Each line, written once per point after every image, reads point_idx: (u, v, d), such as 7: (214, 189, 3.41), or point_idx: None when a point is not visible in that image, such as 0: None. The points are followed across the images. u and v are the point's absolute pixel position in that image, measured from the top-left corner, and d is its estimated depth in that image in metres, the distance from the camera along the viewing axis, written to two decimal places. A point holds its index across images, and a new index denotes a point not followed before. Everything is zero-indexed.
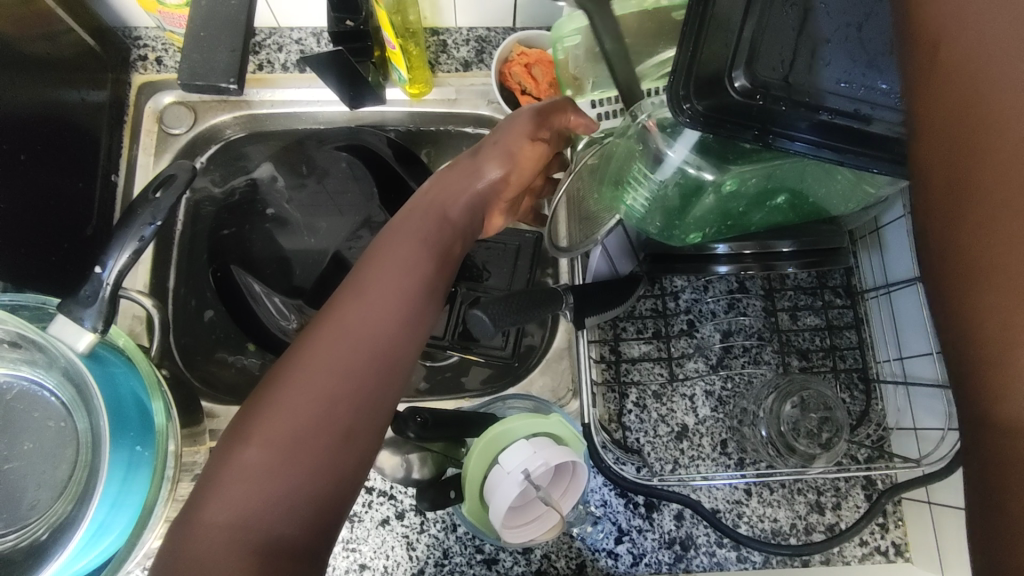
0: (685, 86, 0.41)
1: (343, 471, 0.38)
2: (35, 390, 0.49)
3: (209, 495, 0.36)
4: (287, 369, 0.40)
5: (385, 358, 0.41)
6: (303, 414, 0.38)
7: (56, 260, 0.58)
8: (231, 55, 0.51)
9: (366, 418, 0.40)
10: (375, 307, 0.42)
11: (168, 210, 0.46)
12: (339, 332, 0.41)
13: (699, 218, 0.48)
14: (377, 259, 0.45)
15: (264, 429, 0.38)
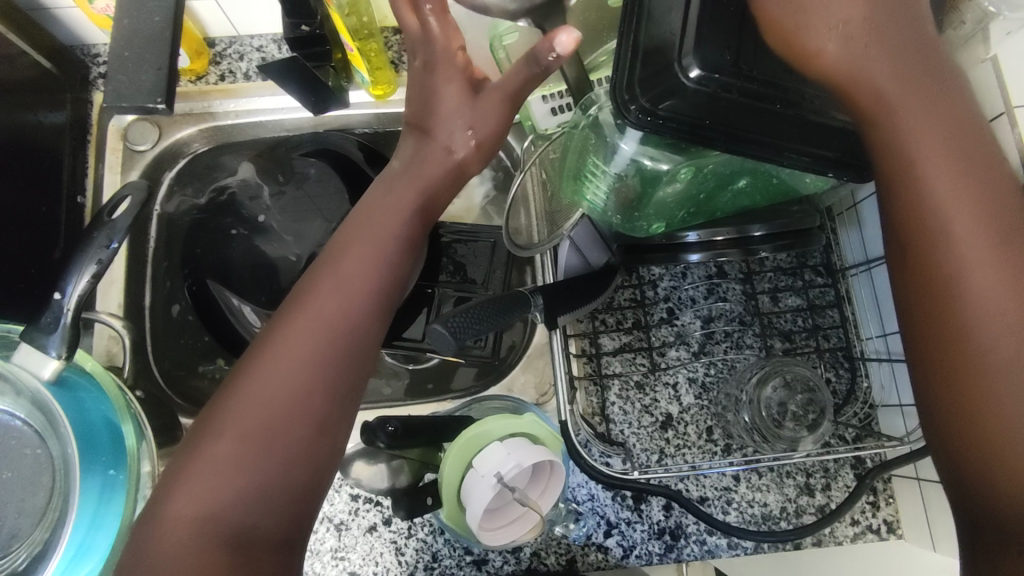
0: (630, 84, 0.38)
1: (315, 465, 0.39)
2: (6, 419, 0.49)
3: (176, 491, 0.37)
4: (247, 369, 0.40)
5: (344, 354, 0.41)
6: (270, 406, 0.39)
7: (24, 286, 0.58)
8: (158, 73, 0.50)
9: (340, 407, 0.41)
10: (344, 305, 0.42)
11: (125, 231, 0.46)
12: (298, 333, 0.41)
13: (660, 206, 0.47)
14: (347, 250, 0.44)
15: (228, 432, 0.38)
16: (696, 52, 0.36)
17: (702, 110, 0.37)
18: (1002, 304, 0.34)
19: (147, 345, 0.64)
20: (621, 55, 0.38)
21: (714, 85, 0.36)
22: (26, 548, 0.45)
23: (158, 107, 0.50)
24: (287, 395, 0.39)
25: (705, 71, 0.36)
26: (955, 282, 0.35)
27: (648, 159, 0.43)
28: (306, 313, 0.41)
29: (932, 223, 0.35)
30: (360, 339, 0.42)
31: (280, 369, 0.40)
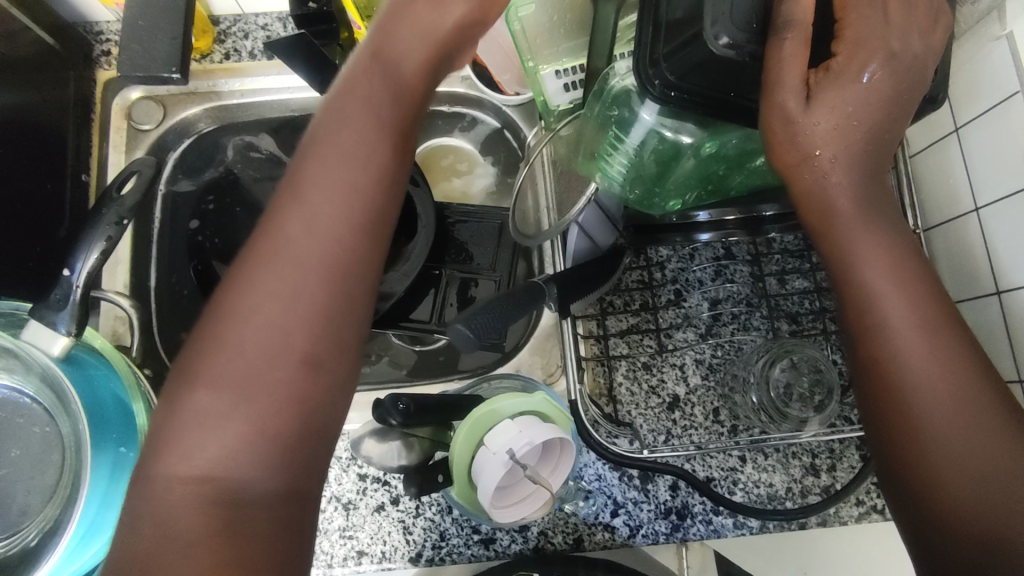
0: (654, 59, 0.37)
1: (308, 405, 0.38)
2: (15, 397, 0.49)
3: (190, 414, 0.36)
4: (271, 251, 0.39)
5: (360, 240, 0.40)
6: (253, 341, 0.37)
7: (33, 264, 0.57)
8: (172, 44, 0.52)
9: (326, 338, 0.38)
10: (320, 216, 0.39)
11: (133, 208, 0.45)
12: (326, 204, 0.39)
13: (679, 182, 0.47)
14: (318, 152, 0.41)
15: (235, 352, 0.37)
16: (723, 20, 0.35)
17: (724, 81, 0.37)
18: (909, 325, 0.39)
19: (153, 326, 0.64)
20: (643, 30, 0.38)
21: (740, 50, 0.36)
22: (37, 525, 0.46)
23: (171, 77, 0.52)
24: (270, 326, 0.38)
25: (733, 41, 0.36)
26: (871, 297, 0.39)
27: (671, 131, 0.42)
28: (333, 178, 0.40)
29: (837, 239, 0.40)
30: (345, 260, 0.39)
31: (291, 270, 0.38)
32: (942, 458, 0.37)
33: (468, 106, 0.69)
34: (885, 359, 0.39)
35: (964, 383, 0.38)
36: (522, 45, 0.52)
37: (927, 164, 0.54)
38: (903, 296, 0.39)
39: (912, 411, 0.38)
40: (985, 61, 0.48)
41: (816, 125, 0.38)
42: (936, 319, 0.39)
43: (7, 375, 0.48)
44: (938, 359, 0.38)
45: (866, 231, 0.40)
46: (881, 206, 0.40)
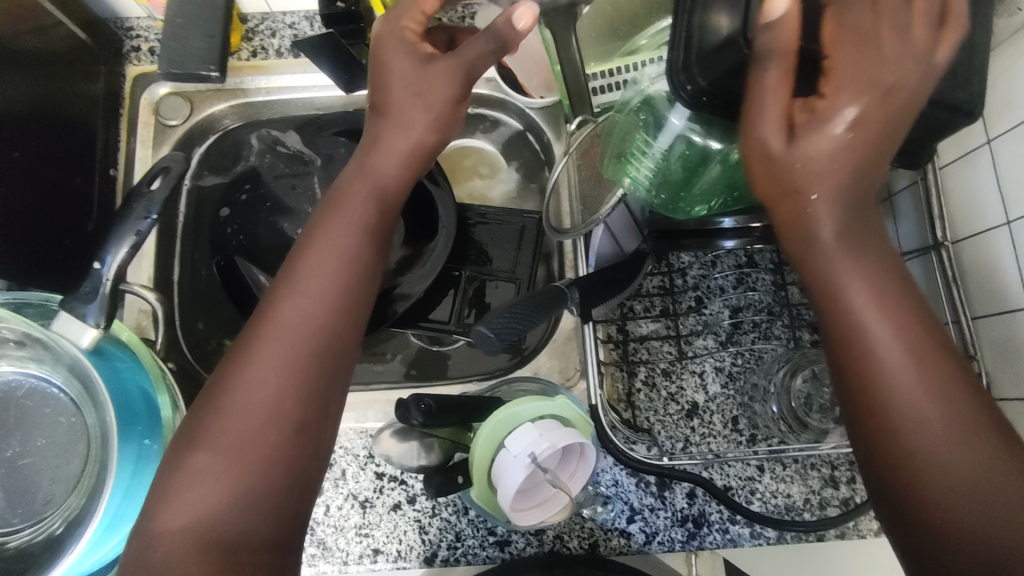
0: (686, 61, 0.37)
1: (298, 464, 0.39)
2: (43, 387, 0.50)
3: (186, 468, 0.38)
4: (267, 330, 0.41)
5: (343, 322, 0.42)
6: (248, 407, 0.39)
7: (62, 258, 0.56)
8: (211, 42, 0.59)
9: (317, 406, 0.40)
10: (314, 300, 0.42)
11: (162, 203, 0.46)
12: (304, 293, 0.42)
13: (706, 188, 0.46)
14: (308, 245, 0.43)
15: (230, 418, 0.39)
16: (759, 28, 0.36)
17: None
18: (897, 349, 0.36)
19: (176, 318, 0.64)
20: (677, 33, 0.37)
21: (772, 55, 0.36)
22: (61, 514, 0.47)
23: (209, 73, 0.60)
24: (264, 393, 0.39)
25: None
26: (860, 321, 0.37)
27: (701, 134, 0.42)
28: (309, 272, 0.43)
29: (820, 262, 0.37)
30: (333, 340, 0.42)
31: (282, 347, 0.40)
32: (942, 483, 0.35)
33: (491, 108, 0.69)
34: (874, 383, 0.36)
35: (960, 402, 0.36)
36: (551, 49, 0.51)
37: (956, 176, 0.54)
38: (888, 315, 0.37)
39: (913, 436, 0.36)
40: (1020, 72, 0.47)
41: (812, 146, 0.35)
42: (920, 337, 0.37)
43: (37, 365, 0.49)
44: (926, 382, 0.36)
45: (852, 239, 0.37)
46: (870, 226, 0.38)
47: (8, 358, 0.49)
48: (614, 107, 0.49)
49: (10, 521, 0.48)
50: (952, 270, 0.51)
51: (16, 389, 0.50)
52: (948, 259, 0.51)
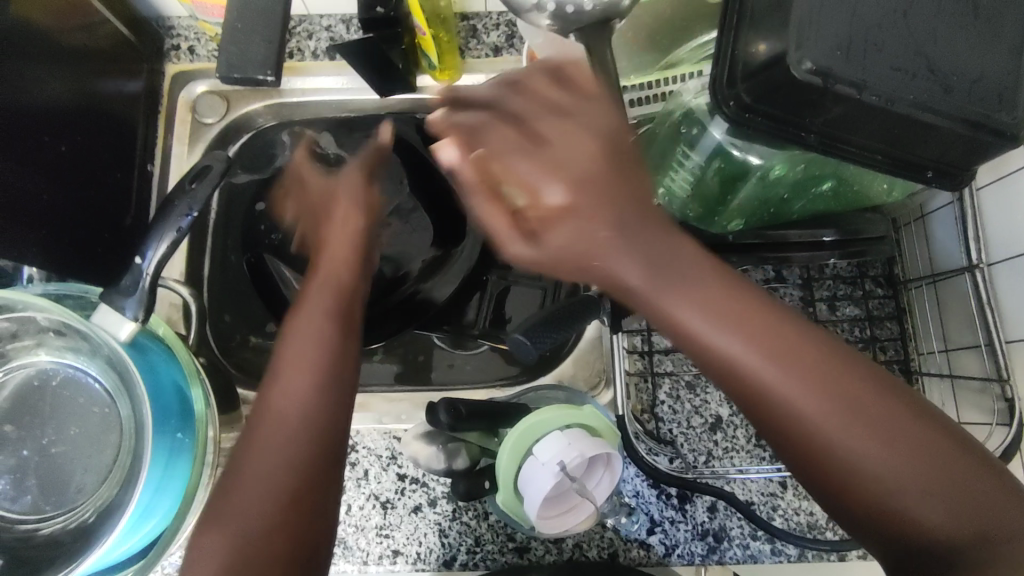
0: (731, 78, 0.37)
1: (300, 540, 0.36)
2: (79, 376, 0.51)
3: (195, 556, 0.35)
4: (257, 411, 0.39)
5: (330, 398, 0.39)
6: (246, 484, 0.36)
7: (101, 251, 0.57)
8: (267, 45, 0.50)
9: (314, 483, 0.37)
10: (296, 372, 0.39)
11: (203, 201, 0.47)
12: (294, 358, 0.40)
13: (743, 204, 0.46)
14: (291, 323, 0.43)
15: (233, 499, 0.36)
16: (810, 44, 0.33)
17: (795, 107, 0.35)
18: (765, 361, 0.34)
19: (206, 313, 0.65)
20: (722, 47, 0.37)
21: (828, 79, 0.33)
22: (93, 503, 0.48)
23: (266, 79, 0.51)
24: (260, 470, 0.37)
25: (819, 66, 0.33)
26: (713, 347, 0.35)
27: (739, 148, 0.42)
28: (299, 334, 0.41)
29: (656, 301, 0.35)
30: (322, 417, 0.38)
31: (270, 426, 0.38)
32: (890, 485, 0.32)
33: None
34: (781, 418, 0.34)
35: (887, 408, 0.34)
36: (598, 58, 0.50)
37: (993, 199, 0.53)
38: (767, 346, 0.34)
39: (859, 460, 0.33)
40: None
41: (549, 241, 0.37)
42: (778, 335, 0.35)
43: (73, 355, 0.50)
44: (820, 386, 0.33)
45: (697, 275, 0.36)
46: (649, 243, 0.36)
47: (47, 348, 0.50)
48: (658, 117, 0.48)
49: (42, 509, 0.49)
50: (986, 292, 0.51)
51: (51, 378, 0.51)
52: (983, 281, 0.51)
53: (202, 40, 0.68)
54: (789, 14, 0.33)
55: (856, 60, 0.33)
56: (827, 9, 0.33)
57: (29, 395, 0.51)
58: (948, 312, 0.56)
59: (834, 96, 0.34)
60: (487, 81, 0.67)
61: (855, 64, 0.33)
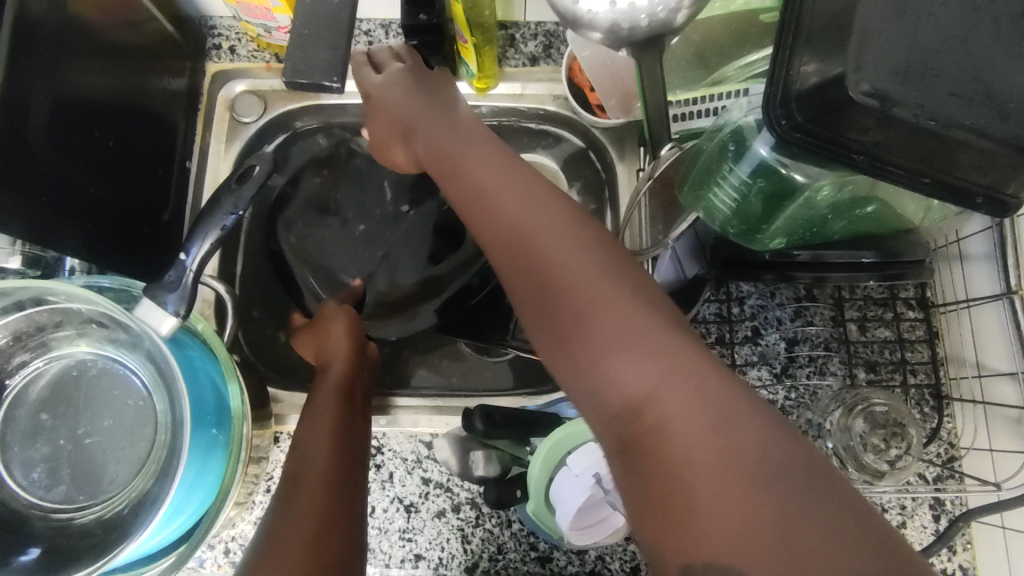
0: (785, 97, 0.36)
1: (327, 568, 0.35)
2: (116, 368, 0.51)
3: None
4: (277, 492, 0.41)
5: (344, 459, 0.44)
6: (275, 533, 0.37)
7: (141, 246, 0.57)
8: (333, 52, 0.43)
9: (336, 524, 0.38)
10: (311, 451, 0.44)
11: (249, 201, 0.47)
12: (316, 413, 0.48)
13: (784, 224, 0.46)
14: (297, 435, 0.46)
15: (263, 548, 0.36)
16: (869, 68, 0.33)
17: (845, 127, 0.35)
18: (639, 373, 0.32)
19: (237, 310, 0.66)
20: (776, 66, 0.36)
21: (885, 103, 0.33)
22: (127, 494, 0.48)
23: (334, 87, 0.43)
24: (284, 521, 0.37)
25: (877, 89, 0.33)
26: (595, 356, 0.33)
27: (786, 167, 0.42)
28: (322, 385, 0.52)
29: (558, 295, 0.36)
30: (333, 479, 0.42)
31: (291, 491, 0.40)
32: (708, 523, 0.27)
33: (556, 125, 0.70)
34: (658, 434, 0.30)
35: (789, 448, 0.29)
36: None
37: None
38: (658, 357, 0.32)
39: (739, 477, 0.27)
40: None
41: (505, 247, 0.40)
42: (656, 346, 0.32)
43: (113, 347, 0.50)
44: (687, 403, 0.30)
45: (607, 291, 0.35)
46: (543, 246, 0.38)
47: (87, 339, 0.51)
48: (703, 134, 0.48)
49: (73, 499, 0.49)
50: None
51: (90, 368, 0.51)
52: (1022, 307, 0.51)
53: (243, 40, 0.69)
54: (850, 37, 0.33)
55: (915, 85, 0.33)
56: (886, 33, 0.33)
57: (64, 384, 0.51)
58: (982, 337, 0.56)
59: (891, 119, 0.33)
60: (523, 91, 0.68)
61: (913, 87, 0.33)
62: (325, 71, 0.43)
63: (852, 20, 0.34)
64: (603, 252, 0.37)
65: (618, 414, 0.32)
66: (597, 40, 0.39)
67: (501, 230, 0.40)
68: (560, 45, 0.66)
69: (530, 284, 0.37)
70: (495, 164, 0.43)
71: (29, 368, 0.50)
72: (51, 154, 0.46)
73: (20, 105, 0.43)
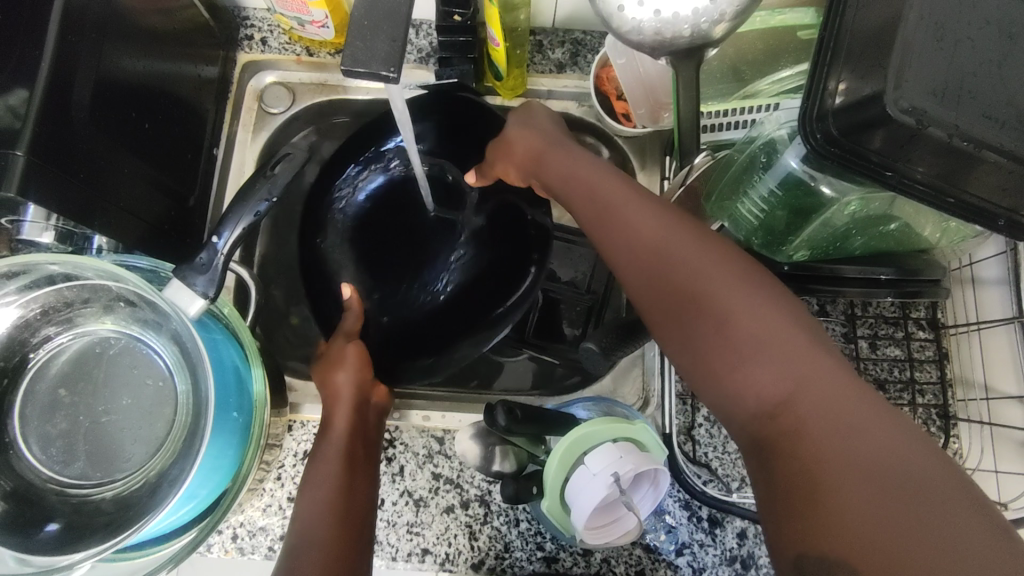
0: (821, 112, 0.38)
1: None
2: (138, 347, 0.51)
3: None
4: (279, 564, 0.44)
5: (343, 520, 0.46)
6: None
7: (168, 228, 0.58)
8: (392, 44, 0.37)
9: None
10: (309, 521, 0.46)
11: (282, 188, 0.48)
12: (316, 477, 0.49)
13: (809, 239, 0.47)
14: (304, 493, 0.48)
15: None
16: (908, 87, 0.34)
17: (876, 146, 0.36)
18: (785, 370, 0.37)
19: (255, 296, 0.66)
20: (814, 83, 0.38)
21: (920, 120, 0.34)
22: (144, 473, 0.49)
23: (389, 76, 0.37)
24: None
25: (913, 107, 0.34)
26: (731, 336, 0.39)
27: (815, 179, 0.43)
28: (330, 438, 0.52)
29: (689, 288, 0.41)
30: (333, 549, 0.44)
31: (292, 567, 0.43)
32: (852, 499, 0.31)
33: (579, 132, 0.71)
34: (800, 433, 0.35)
35: (931, 460, 0.32)
36: None
37: None
38: (795, 366, 0.37)
39: (886, 483, 0.31)
40: None
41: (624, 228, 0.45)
42: (799, 354, 0.37)
43: (139, 326, 0.51)
44: (821, 395, 0.35)
45: (756, 318, 0.39)
46: (682, 237, 0.43)
47: (112, 317, 0.51)
48: (735, 147, 0.50)
49: (88, 476, 0.49)
50: None
51: (111, 346, 0.51)
52: None
53: (275, 32, 0.69)
54: (890, 56, 0.34)
55: (951, 105, 0.34)
56: (926, 54, 0.34)
57: (85, 361, 0.51)
58: (991, 359, 0.58)
59: (927, 138, 0.34)
60: (547, 96, 0.68)
61: (950, 107, 0.34)
62: (382, 61, 0.37)
63: (892, 39, 0.35)
64: (754, 283, 0.40)
65: (756, 419, 0.37)
66: (637, 48, 0.40)
67: (654, 272, 0.43)
68: (587, 53, 0.68)
69: (675, 301, 0.41)
70: (651, 210, 0.45)
71: (52, 343, 0.50)
72: (92, 132, 0.47)
73: (65, 82, 0.44)
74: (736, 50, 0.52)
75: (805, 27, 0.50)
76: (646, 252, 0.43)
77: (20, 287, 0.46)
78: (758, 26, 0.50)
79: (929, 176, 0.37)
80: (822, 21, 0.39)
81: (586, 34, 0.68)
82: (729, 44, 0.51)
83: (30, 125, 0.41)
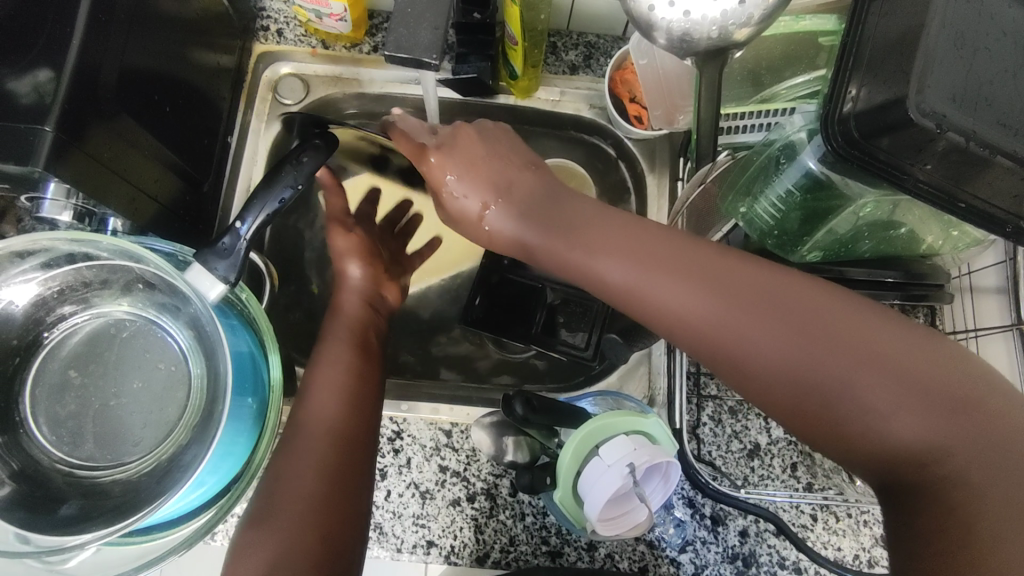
0: (841, 116, 0.39)
1: (336, 506, 0.44)
2: (151, 331, 0.52)
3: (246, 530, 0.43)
4: (293, 416, 0.49)
5: (356, 392, 0.51)
6: (293, 465, 0.45)
7: (182, 213, 0.58)
8: (434, 33, 0.43)
9: (345, 462, 0.46)
10: (321, 385, 0.50)
11: (309, 175, 0.49)
12: (328, 351, 0.54)
13: (821, 241, 0.49)
14: (319, 362, 0.53)
15: (284, 475, 0.45)
16: (930, 93, 0.35)
17: (888, 150, 0.37)
18: (911, 405, 0.34)
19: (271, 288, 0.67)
20: (836, 89, 0.40)
21: (941, 124, 0.35)
22: (153, 456, 0.49)
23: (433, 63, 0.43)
24: (300, 454, 0.46)
25: (934, 111, 0.35)
26: (849, 398, 0.35)
27: (831, 181, 0.44)
28: (340, 322, 0.57)
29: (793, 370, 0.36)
30: (348, 419, 0.49)
31: (308, 424, 0.48)
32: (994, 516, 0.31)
33: (590, 134, 0.72)
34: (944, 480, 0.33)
35: None
36: None
37: None
38: (912, 398, 0.34)
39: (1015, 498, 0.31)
40: None
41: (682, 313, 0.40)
42: (920, 388, 0.34)
43: (155, 309, 0.51)
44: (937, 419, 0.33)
45: (893, 351, 0.35)
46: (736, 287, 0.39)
47: (128, 298, 0.51)
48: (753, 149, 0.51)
49: (97, 459, 0.49)
50: None
51: (124, 328, 0.51)
52: None
53: (291, 24, 0.70)
54: (913, 62, 0.35)
55: (969, 111, 0.35)
56: (947, 62, 0.35)
57: (99, 343, 0.51)
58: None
59: (944, 142, 0.35)
60: (560, 97, 0.69)
61: (968, 113, 0.35)
62: (425, 49, 0.42)
63: (916, 45, 0.36)
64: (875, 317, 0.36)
65: (888, 463, 0.35)
66: (663, 47, 0.41)
67: (767, 313, 0.38)
68: (600, 56, 0.68)
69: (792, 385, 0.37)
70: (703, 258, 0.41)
71: (67, 323, 0.50)
72: (116, 113, 0.47)
73: (92, 63, 0.44)
74: (755, 56, 0.53)
75: (826, 34, 0.51)
76: (740, 291, 0.38)
77: (42, 264, 0.46)
78: (773, 34, 0.52)
79: (945, 180, 0.38)
80: (846, 28, 0.41)
81: (599, 38, 0.69)
82: (750, 51, 0.53)
83: (57, 102, 0.42)
